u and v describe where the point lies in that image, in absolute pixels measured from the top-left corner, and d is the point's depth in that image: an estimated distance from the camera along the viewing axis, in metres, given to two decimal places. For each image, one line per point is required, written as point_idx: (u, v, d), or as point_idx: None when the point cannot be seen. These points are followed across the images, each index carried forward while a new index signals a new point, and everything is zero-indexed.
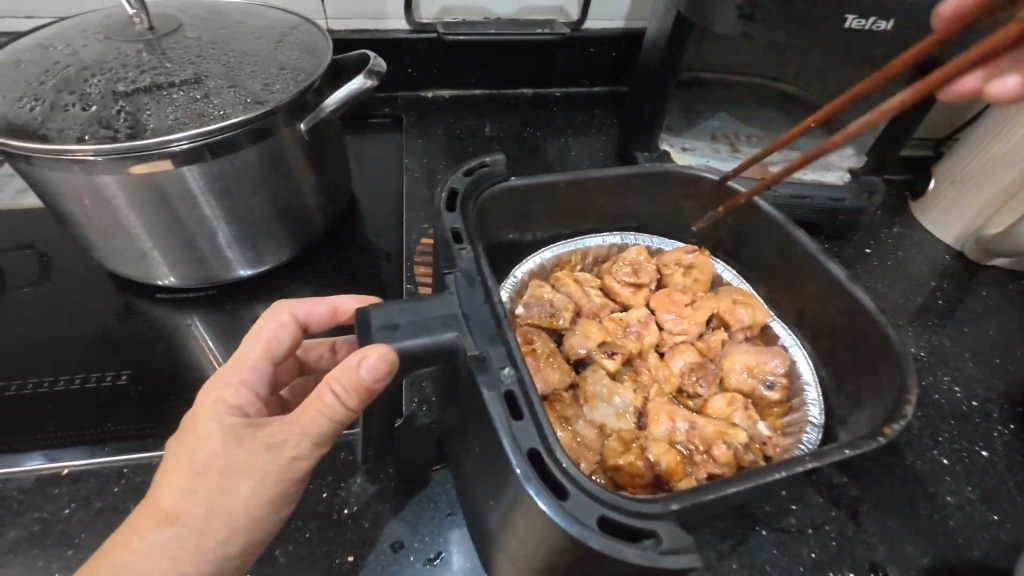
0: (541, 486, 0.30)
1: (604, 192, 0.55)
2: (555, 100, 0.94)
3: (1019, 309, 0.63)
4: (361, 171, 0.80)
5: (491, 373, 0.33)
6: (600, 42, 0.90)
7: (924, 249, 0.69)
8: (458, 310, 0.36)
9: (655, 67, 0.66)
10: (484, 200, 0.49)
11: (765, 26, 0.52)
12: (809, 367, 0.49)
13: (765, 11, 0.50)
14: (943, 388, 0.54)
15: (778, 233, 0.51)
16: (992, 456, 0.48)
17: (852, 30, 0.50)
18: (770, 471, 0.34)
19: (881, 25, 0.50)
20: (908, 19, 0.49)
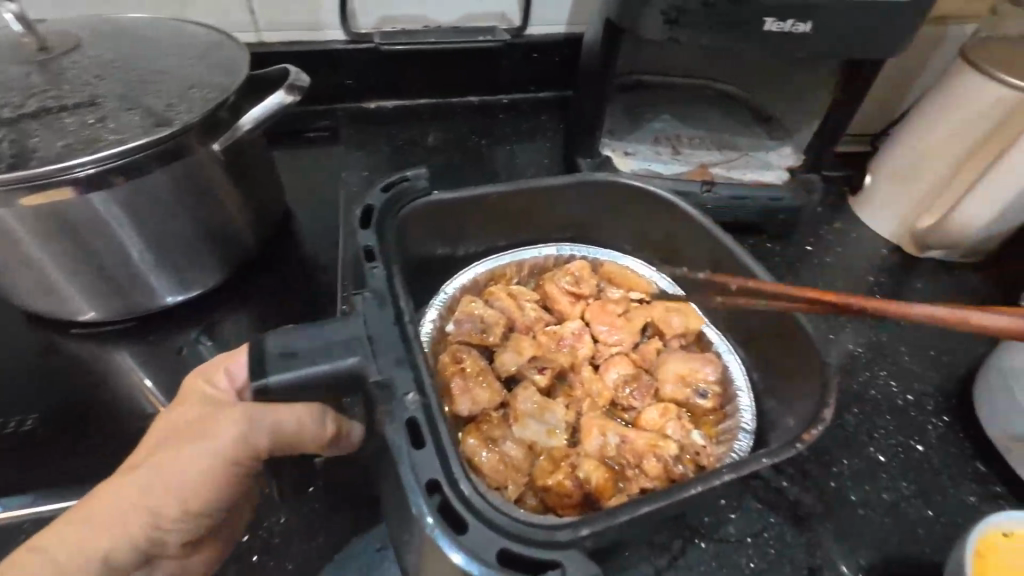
0: (442, 520, 0.29)
1: (537, 202, 0.53)
2: (502, 107, 0.94)
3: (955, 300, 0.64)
4: (301, 187, 0.77)
5: (395, 403, 0.32)
6: (543, 49, 0.89)
7: (862, 244, 0.70)
8: (362, 333, 0.35)
9: (592, 72, 0.66)
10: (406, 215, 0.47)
11: (690, 30, 0.51)
12: (745, 376, 0.48)
13: (689, 16, 0.50)
14: (880, 383, 0.54)
15: (707, 245, 0.51)
16: (927, 450, 0.49)
17: (773, 33, 0.51)
18: (687, 485, 0.34)
19: (800, 27, 0.50)
20: (827, 21, 0.50)
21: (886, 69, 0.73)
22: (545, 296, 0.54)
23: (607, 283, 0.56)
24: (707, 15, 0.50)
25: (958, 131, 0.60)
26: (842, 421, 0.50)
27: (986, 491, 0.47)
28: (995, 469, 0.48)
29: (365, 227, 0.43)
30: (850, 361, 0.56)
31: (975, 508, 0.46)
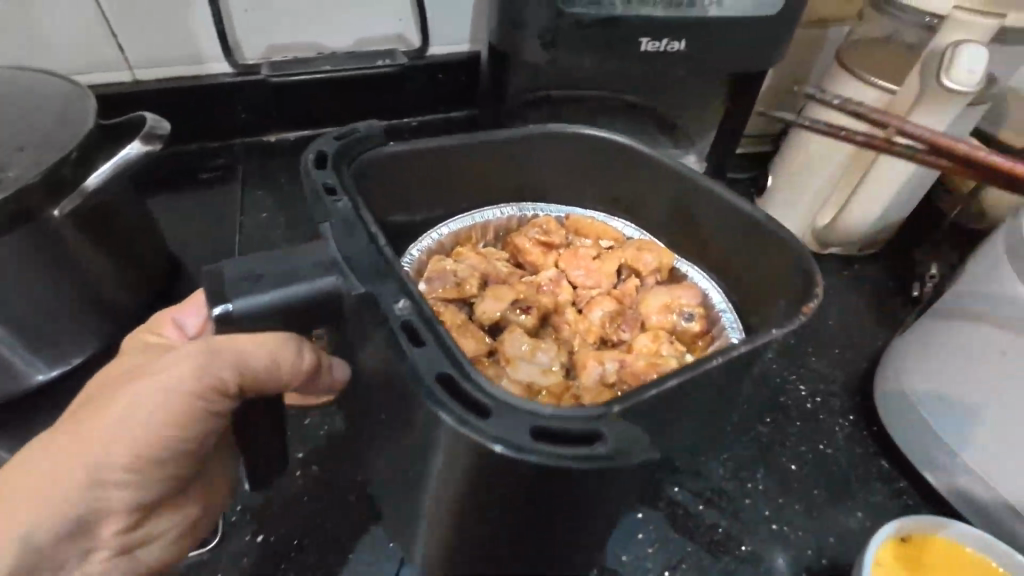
0: (462, 410, 0.28)
1: (500, 157, 0.50)
2: (411, 130, 0.90)
3: (859, 294, 0.66)
4: (194, 237, 0.73)
5: (383, 310, 0.31)
6: (448, 68, 0.87)
7: None
8: (337, 256, 0.34)
9: (487, 94, 0.63)
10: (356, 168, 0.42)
11: (568, 51, 0.50)
12: (723, 300, 0.49)
13: (565, 37, 0.49)
14: (790, 388, 0.55)
15: (673, 188, 0.49)
16: (834, 452, 0.50)
17: (650, 52, 0.50)
18: (707, 360, 0.32)
19: (675, 45, 0.50)
20: (700, 39, 0.50)
21: (771, 82, 0.75)
22: (513, 250, 0.53)
23: (576, 233, 0.54)
24: (581, 36, 0.49)
25: (841, 133, 0.62)
26: (754, 432, 0.50)
27: (890, 488, 0.48)
28: (899, 466, 0.49)
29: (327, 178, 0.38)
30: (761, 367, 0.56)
31: (882, 507, 0.47)
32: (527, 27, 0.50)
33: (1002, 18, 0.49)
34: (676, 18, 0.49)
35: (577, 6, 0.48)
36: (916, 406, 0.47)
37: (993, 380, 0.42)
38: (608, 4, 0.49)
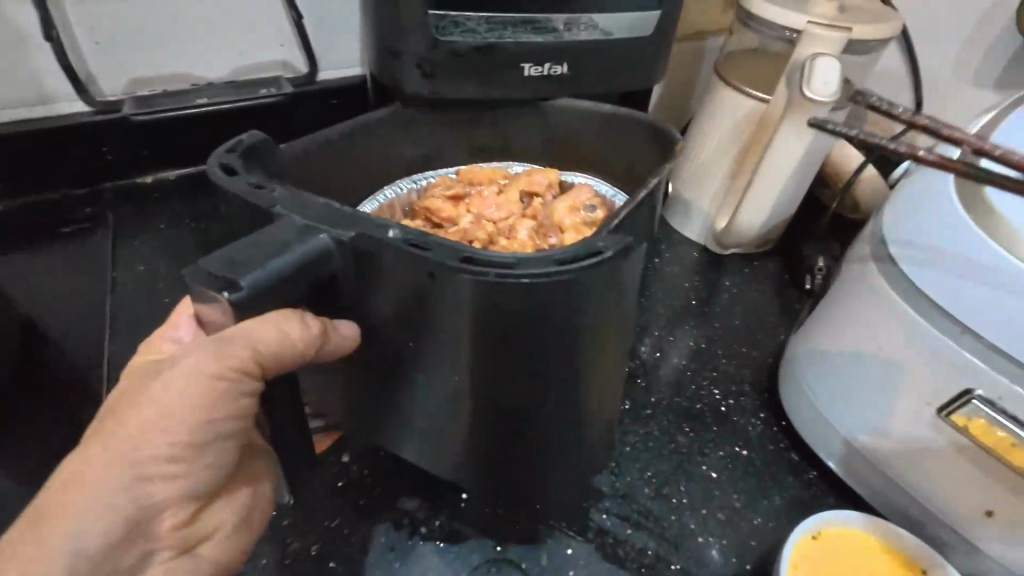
0: (494, 263, 0.32)
1: (384, 131, 0.55)
2: None
3: (761, 290, 0.69)
4: (60, 302, 0.64)
5: (376, 240, 0.33)
6: (342, 94, 0.80)
7: (676, 249, 0.73)
8: (301, 221, 0.34)
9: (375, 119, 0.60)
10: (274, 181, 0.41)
11: (450, 81, 0.50)
12: (610, 189, 0.56)
13: (443, 68, 0.49)
14: (704, 393, 0.56)
15: (533, 114, 0.57)
16: (750, 453, 0.51)
17: (533, 76, 0.51)
18: (638, 194, 0.42)
19: (557, 69, 0.51)
20: (580, 60, 0.50)
21: (656, 101, 0.78)
22: (427, 213, 0.54)
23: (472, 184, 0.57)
24: (461, 65, 0.49)
25: (725, 141, 0.66)
26: (674, 444, 0.52)
27: (803, 481, 0.50)
28: (807, 458, 0.51)
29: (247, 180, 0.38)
30: (675, 376, 0.58)
31: (795, 501, 0.49)
32: (404, 58, 0.49)
33: (847, 32, 0.53)
34: (553, 42, 0.49)
35: (452, 34, 0.48)
36: (809, 399, 0.48)
37: (870, 372, 0.44)
38: (485, 31, 0.48)
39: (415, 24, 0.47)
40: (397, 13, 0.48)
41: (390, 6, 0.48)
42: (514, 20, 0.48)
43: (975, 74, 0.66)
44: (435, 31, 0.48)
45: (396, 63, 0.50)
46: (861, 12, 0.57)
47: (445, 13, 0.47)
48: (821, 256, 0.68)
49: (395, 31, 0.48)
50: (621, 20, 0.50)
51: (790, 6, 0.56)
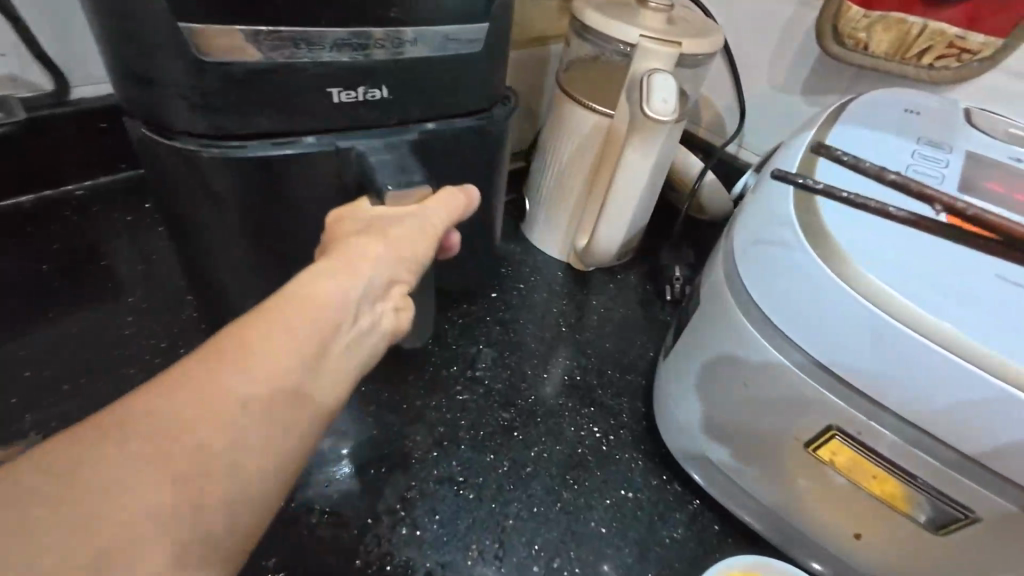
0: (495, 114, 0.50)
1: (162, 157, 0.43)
2: (77, 203, 0.65)
3: (628, 305, 0.68)
4: None
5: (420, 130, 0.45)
6: (112, 115, 0.63)
7: (540, 271, 0.69)
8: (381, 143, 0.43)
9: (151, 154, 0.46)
10: (199, 174, 0.40)
11: (235, 113, 0.39)
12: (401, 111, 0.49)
13: (219, 98, 0.38)
14: (584, 434, 0.53)
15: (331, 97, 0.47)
16: (636, 494, 0.49)
17: (347, 103, 0.42)
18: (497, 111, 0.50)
19: (375, 92, 0.42)
20: (400, 80, 0.42)
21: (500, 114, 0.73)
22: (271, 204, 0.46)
23: None
24: (244, 93, 0.38)
25: (575, 158, 0.63)
26: (560, 503, 0.47)
27: (687, 514, 0.48)
28: (689, 487, 0.50)
29: (249, 131, 0.40)
30: (552, 419, 0.53)
31: (686, 539, 0.47)
32: (160, 88, 0.37)
33: (677, 47, 0.52)
34: (364, 61, 0.40)
35: (221, 53, 0.36)
36: (687, 435, 0.47)
37: (738, 412, 0.42)
38: (268, 48, 0.37)
39: (164, 41, 0.35)
40: (135, 27, 0.35)
41: (122, 19, 0.35)
42: (308, 35, 0.38)
43: (784, 79, 0.71)
44: (195, 50, 0.36)
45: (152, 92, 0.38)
46: (688, 25, 0.56)
47: (206, 28, 0.35)
48: (677, 266, 0.69)
49: (138, 53, 0.36)
50: (445, 36, 0.42)
51: (622, 18, 0.54)
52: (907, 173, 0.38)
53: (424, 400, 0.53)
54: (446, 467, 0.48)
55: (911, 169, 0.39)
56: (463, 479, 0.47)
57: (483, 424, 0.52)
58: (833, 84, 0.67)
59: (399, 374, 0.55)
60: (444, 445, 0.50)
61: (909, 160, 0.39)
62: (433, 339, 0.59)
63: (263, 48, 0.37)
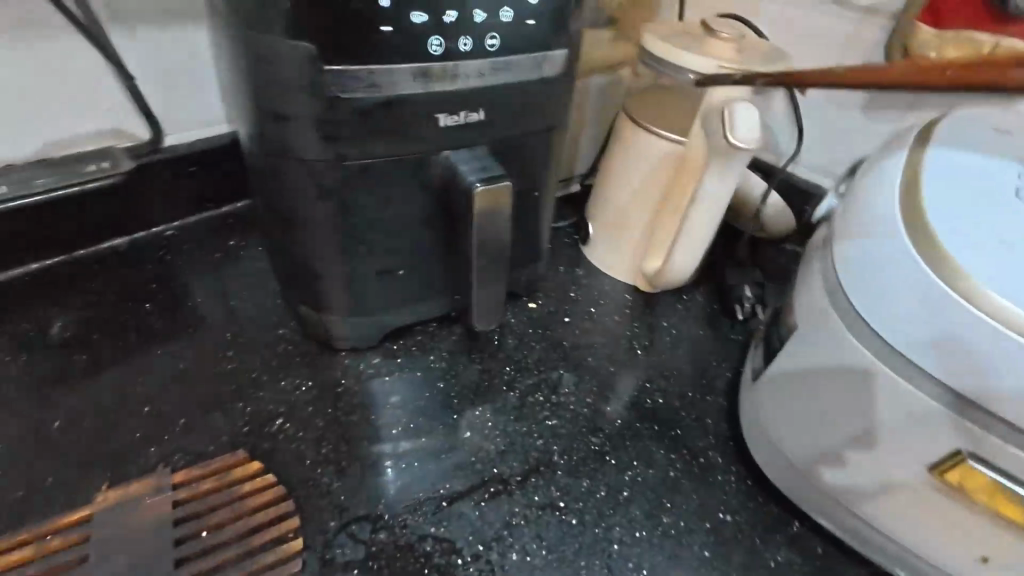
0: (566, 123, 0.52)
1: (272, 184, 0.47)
2: (165, 243, 0.70)
3: (699, 325, 0.68)
4: None
5: (501, 141, 0.48)
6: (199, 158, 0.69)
7: (608, 294, 0.71)
8: (463, 153, 0.46)
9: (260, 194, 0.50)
10: (313, 175, 0.44)
11: (354, 143, 0.43)
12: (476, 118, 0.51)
13: (347, 128, 0.41)
14: (675, 455, 0.53)
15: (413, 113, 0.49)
16: (735, 517, 0.49)
17: (450, 126, 0.45)
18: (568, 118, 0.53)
19: (473, 116, 0.45)
20: (497, 107, 0.45)
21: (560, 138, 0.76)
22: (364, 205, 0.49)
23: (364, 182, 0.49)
24: (365, 123, 0.42)
25: (643, 182, 0.64)
26: (660, 527, 0.48)
27: (789, 538, 0.48)
28: (786, 508, 0.50)
29: (369, 157, 0.44)
30: (641, 441, 0.54)
31: (789, 563, 0.47)
32: (295, 120, 0.41)
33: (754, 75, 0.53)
34: (468, 90, 0.43)
35: (349, 88, 0.40)
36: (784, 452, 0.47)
37: (838, 428, 0.42)
38: (392, 83, 0.40)
39: (304, 83, 0.39)
40: (278, 71, 0.39)
41: (268, 67, 0.39)
42: (426, 68, 0.41)
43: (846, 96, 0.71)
44: (332, 86, 0.39)
45: (282, 127, 0.42)
46: (757, 48, 0.58)
47: (343, 66, 0.39)
48: (749, 282, 0.69)
49: (276, 88, 0.40)
50: (542, 59, 0.45)
51: (695, 49, 0.56)
52: (1019, 196, 0.39)
53: (515, 425, 0.54)
54: (546, 492, 0.49)
55: (1019, 192, 0.39)
56: (564, 504, 0.48)
57: (575, 449, 0.53)
58: (896, 99, 0.68)
59: (485, 397, 0.57)
60: (541, 471, 0.51)
61: (1019, 183, 0.40)
62: (514, 365, 0.60)
63: (389, 82, 0.40)
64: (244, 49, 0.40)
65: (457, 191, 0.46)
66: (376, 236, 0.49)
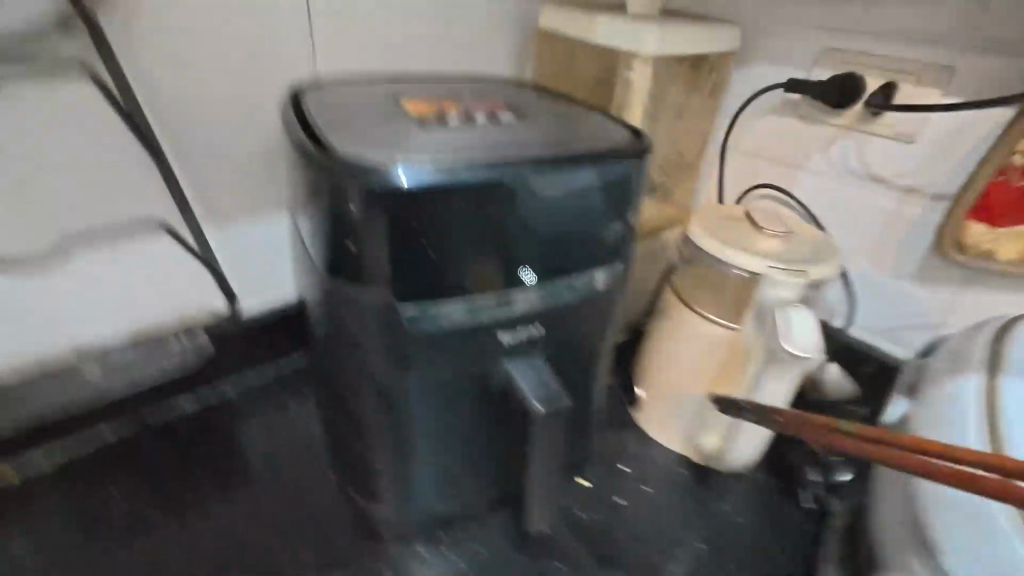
0: (614, 321, 0.55)
1: (341, 388, 0.50)
2: (227, 403, 0.71)
3: (761, 509, 0.65)
4: None
5: (557, 345, 0.50)
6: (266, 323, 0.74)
7: (661, 467, 0.68)
8: (524, 363, 0.48)
9: (328, 392, 0.53)
10: (381, 390, 0.47)
11: (421, 364, 0.45)
12: None
13: (418, 353, 0.44)
14: None
15: None
16: None
17: (512, 343, 0.47)
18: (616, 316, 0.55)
19: (533, 330, 0.48)
20: (554, 321, 0.48)
21: None
22: None
23: None
24: (435, 349, 0.44)
25: (696, 359, 0.64)
26: None
27: None
28: None
29: (433, 374, 0.46)
30: None
31: None
32: (370, 346, 0.44)
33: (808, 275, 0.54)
34: (528, 312, 0.46)
35: (423, 324, 0.43)
36: None
37: None
38: (462, 314, 0.44)
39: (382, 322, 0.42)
40: (359, 309, 0.43)
41: (350, 304, 0.43)
42: (493, 299, 0.44)
43: (891, 266, 0.73)
44: (406, 323, 0.43)
45: (355, 348, 0.45)
46: (808, 240, 0.60)
47: (417, 306, 0.43)
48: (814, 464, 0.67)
49: (355, 320, 0.44)
50: (595, 278, 0.49)
51: (744, 245, 0.58)
52: None
53: None
54: None
55: None
56: None
57: None
58: (948, 274, 0.68)
59: None
60: None
61: None
62: (567, 560, 0.58)
63: (458, 314, 0.44)
64: (328, 285, 0.44)
65: (516, 402, 0.48)
66: (435, 437, 0.50)
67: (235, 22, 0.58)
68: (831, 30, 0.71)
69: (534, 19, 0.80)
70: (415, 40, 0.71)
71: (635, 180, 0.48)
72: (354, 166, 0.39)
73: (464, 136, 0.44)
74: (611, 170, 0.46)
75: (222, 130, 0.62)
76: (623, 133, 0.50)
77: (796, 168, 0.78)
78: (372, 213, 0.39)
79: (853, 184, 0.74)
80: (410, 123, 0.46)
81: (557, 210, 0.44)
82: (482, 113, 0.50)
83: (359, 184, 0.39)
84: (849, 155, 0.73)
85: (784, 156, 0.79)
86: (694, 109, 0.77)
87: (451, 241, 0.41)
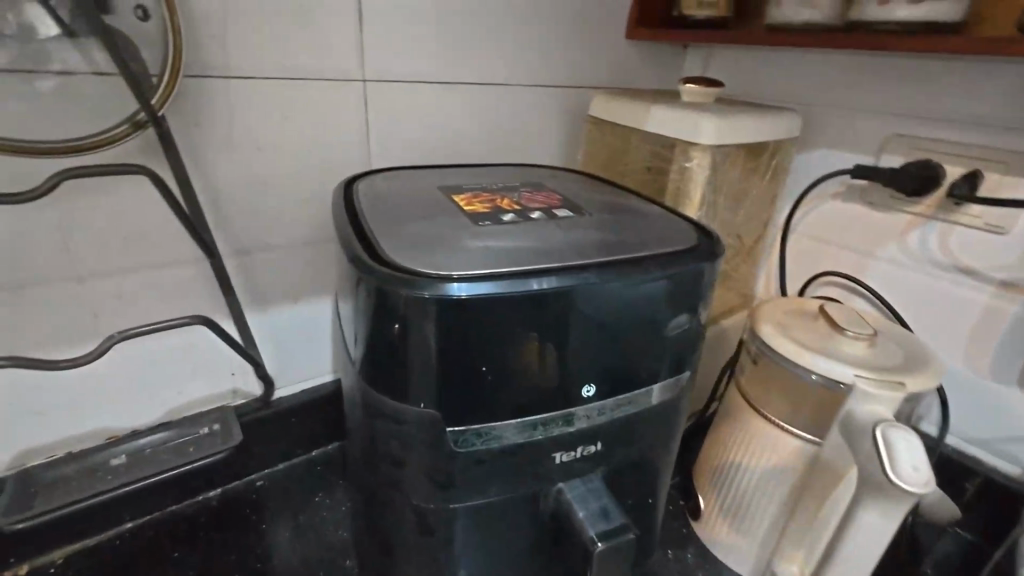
0: (677, 430, 0.49)
1: (374, 505, 0.45)
2: (252, 496, 0.69)
3: None
4: None
5: (614, 463, 0.45)
6: (303, 409, 0.71)
7: None
8: (578, 486, 0.43)
9: (361, 505, 0.48)
10: (420, 514, 0.42)
11: (466, 488, 0.40)
12: None
13: (463, 476, 0.40)
14: None
15: None
16: None
17: (566, 462, 0.42)
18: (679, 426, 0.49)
19: (590, 448, 0.42)
20: (614, 438, 0.43)
21: None
22: None
23: None
24: (482, 471, 0.39)
25: (768, 473, 0.57)
26: None
27: None
28: None
29: (479, 497, 0.41)
30: None
31: None
32: (409, 468, 0.40)
33: (903, 387, 0.48)
34: (585, 429, 0.42)
35: (470, 442, 0.39)
36: None
37: None
38: (512, 433, 0.39)
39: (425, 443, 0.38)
40: (402, 428, 0.39)
41: (393, 421, 0.39)
42: (546, 416, 0.40)
43: (989, 367, 0.65)
44: (452, 443, 0.39)
45: (392, 465, 0.41)
46: (895, 345, 0.53)
47: (465, 426, 0.38)
48: None
49: (395, 437, 0.40)
50: (658, 387, 0.44)
51: (819, 348, 0.53)
52: None
53: None
54: None
55: None
56: None
57: None
58: None
59: None
60: None
61: None
62: None
63: (508, 432, 0.39)
64: (366, 395, 0.41)
65: (572, 537, 0.41)
66: (478, 568, 0.44)
67: (295, 118, 0.59)
68: (899, 117, 0.68)
69: (584, 107, 0.80)
70: (465, 130, 0.72)
71: (704, 283, 0.44)
72: (406, 277, 0.35)
73: (521, 237, 0.42)
74: (682, 273, 0.42)
75: (275, 219, 0.62)
76: (687, 232, 0.47)
77: (867, 257, 0.73)
78: (423, 326, 0.36)
79: (934, 276, 0.67)
80: (464, 222, 0.44)
81: (621, 320, 0.40)
82: (539, 210, 0.48)
83: (410, 297, 0.35)
84: (927, 245, 0.67)
85: (850, 244, 0.74)
86: (752, 195, 0.74)
87: (505, 356, 0.37)
